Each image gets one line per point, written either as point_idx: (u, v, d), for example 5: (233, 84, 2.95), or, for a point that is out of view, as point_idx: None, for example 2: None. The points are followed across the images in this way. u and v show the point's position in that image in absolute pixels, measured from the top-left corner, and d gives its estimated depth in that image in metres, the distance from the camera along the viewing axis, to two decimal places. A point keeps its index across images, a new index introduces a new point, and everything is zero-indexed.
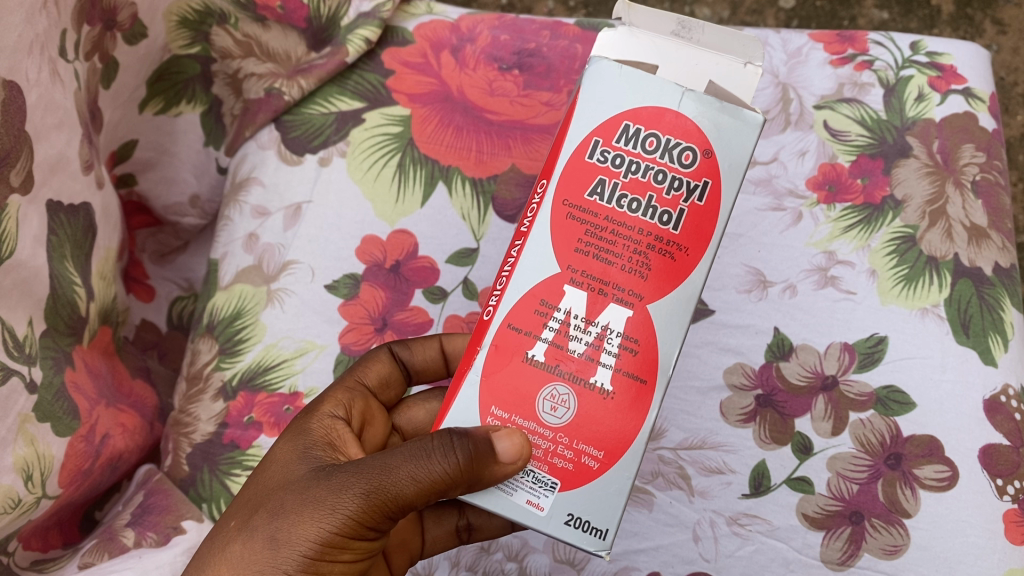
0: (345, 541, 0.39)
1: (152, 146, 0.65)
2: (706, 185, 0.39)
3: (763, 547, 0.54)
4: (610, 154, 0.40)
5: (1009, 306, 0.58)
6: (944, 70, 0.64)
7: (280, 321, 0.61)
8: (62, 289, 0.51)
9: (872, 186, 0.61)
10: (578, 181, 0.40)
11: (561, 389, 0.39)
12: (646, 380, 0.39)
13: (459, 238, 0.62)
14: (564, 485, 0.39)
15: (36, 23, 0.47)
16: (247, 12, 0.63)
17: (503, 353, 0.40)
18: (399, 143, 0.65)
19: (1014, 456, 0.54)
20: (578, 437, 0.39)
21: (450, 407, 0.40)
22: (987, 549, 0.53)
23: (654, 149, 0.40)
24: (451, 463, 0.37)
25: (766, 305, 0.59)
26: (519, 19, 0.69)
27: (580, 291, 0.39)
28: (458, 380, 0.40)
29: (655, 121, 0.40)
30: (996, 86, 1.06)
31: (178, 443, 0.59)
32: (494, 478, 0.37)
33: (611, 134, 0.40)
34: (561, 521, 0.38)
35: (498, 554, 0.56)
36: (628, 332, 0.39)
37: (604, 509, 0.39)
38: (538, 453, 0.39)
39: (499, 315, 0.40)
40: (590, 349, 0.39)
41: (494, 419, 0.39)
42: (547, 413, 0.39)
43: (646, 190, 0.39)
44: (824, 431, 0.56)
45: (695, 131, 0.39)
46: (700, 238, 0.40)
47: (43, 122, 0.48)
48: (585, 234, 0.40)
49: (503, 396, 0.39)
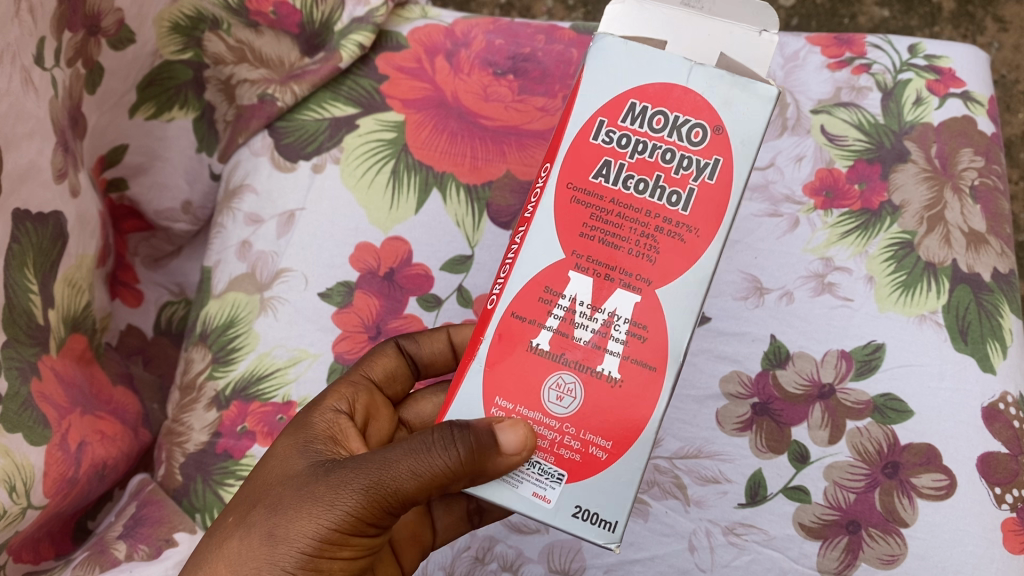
0: (345, 537, 0.38)
1: (143, 151, 0.65)
2: (716, 162, 0.39)
3: (759, 557, 0.54)
4: (615, 134, 0.40)
5: (1008, 312, 0.58)
6: (943, 73, 0.64)
7: (273, 330, 0.60)
8: (17, 298, 0.50)
9: (870, 192, 0.60)
10: (583, 163, 0.40)
11: (566, 377, 0.39)
12: (656, 367, 0.38)
13: (453, 245, 0.62)
14: (571, 476, 0.38)
15: (7, 31, 0.47)
16: (240, 17, 0.63)
17: (507, 343, 0.39)
18: (393, 149, 0.64)
19: (1012, 464, 0.54)
20: (586, 426, 0.38)
21: (453, 398, 0.39)
22: (986, 558, 0.52)
23: (663, 127, 0.39)
24: (452, 456, 0.37)
25: (763, 312, 0.58)
26: (514, 24, 0.68)
27: (586, 276, 0.39)
28: (461, 370, 0.40)
29: (663, 97, 0.39)
30: (998, 84, 1.05)
31: (172, 452, 0.59)
32: (494, 470, 0.36)
33: (617, 113, 0.40)
34: (570, 514, 0.38)
35: (493, 564, 0.55)
36: (635, 317, 0.38)
37: (613, 501, 0.38)
38: (544, 444, 0.38)
39: (503, 303, 0.40)
40: (597, 336, 0.39)
41: (498, 410, 0.39)
42: (553, 403, 0.38)
43: (654, 169, 0.39)
44: (820, 440, 0.56)
45: (705, 105, 0.39)
46: (712, 219, 0.39)
47: (13, 131, 0.48)
48: (590, 218, 0.39)
49: (508, 386, 0.39)
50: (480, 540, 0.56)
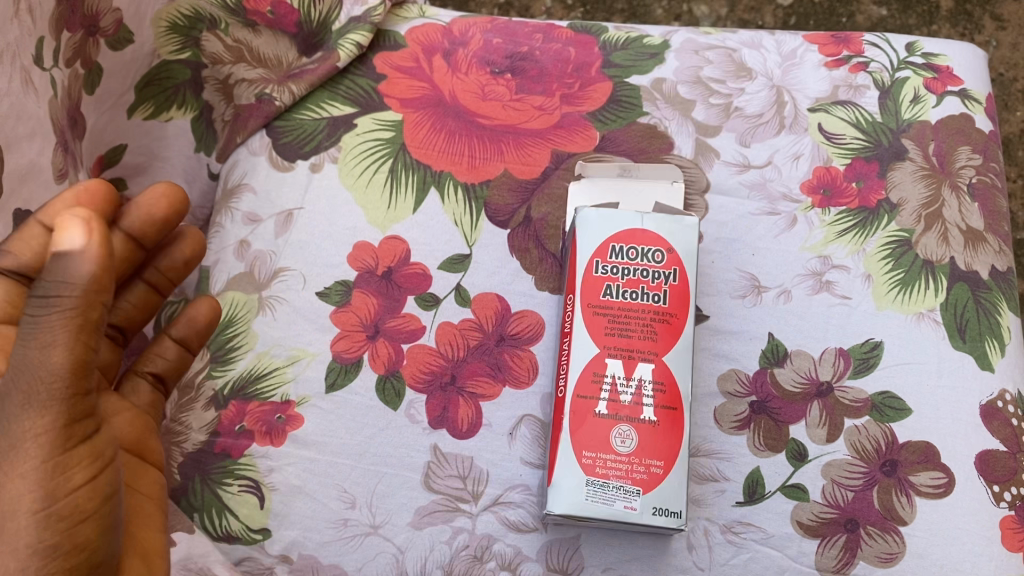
0: (62, 432, 0.39)
1: (142, 151, 0.64)
2: (676, 271, 0.55)
3: (757, 555, 0.54)
4: (608, 266, 0.55)
5: (1007, 310, 0.58)
6: (941, 71, 0.64)
7: (271, 329, 0.60)
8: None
9: (868, 190, 0.60)
10: (592, 290, 0.55)
11: (624, 427, 0.52)
12: (675, 407, 0.53)
13: (451, 244, 0.62)
14: (645, 487, 0.51)
15: (6, 31, 0.47)
16: (237, 17, 0.63)
17: (579, 415, 0.53)
18: (391, 148, 0.64)
19: (1011, 462, 0.54)
20: (645, 454, 0.52)
21: (555, 462, 0.52)
22: (985, 556, 0.52)
23: (637, 256, 0.55)
24: (51, 307, 0.38)
25: (760, 310, 0.58)
26: (511, 23, 0.68)
27: (616, 360, 0.53)
28: (556, 442, 0.53)
29: (631, 237, 0.55)
30: (996, 82, 1.05)
31: (170, 453, 0.58)
32: (74, 274, 0.38)
33: (606, 252, 0.55)
34: (651, 513, 0.51)
35: (492, 563, 0.55)
36: (656, 378, 0.53)
37: (677, 496, 0.52)
38: (621, 472, 0.51)
39: (569, 389, 0.53)
40: (635, 397, 0.53)
41: (589, 459, 0.52)
42: (619, 445, 0.52)
43: (639, 284, 0.55)
44: (818, 438, 0.56)
45: (661, 238, 0.55)
46: (684, 305, 0.54)
47: (13, 131, 0.48)
48: (607, 323, 0.54)
49: (592, 441, 0.52)
50: (479, 539, 0.56)
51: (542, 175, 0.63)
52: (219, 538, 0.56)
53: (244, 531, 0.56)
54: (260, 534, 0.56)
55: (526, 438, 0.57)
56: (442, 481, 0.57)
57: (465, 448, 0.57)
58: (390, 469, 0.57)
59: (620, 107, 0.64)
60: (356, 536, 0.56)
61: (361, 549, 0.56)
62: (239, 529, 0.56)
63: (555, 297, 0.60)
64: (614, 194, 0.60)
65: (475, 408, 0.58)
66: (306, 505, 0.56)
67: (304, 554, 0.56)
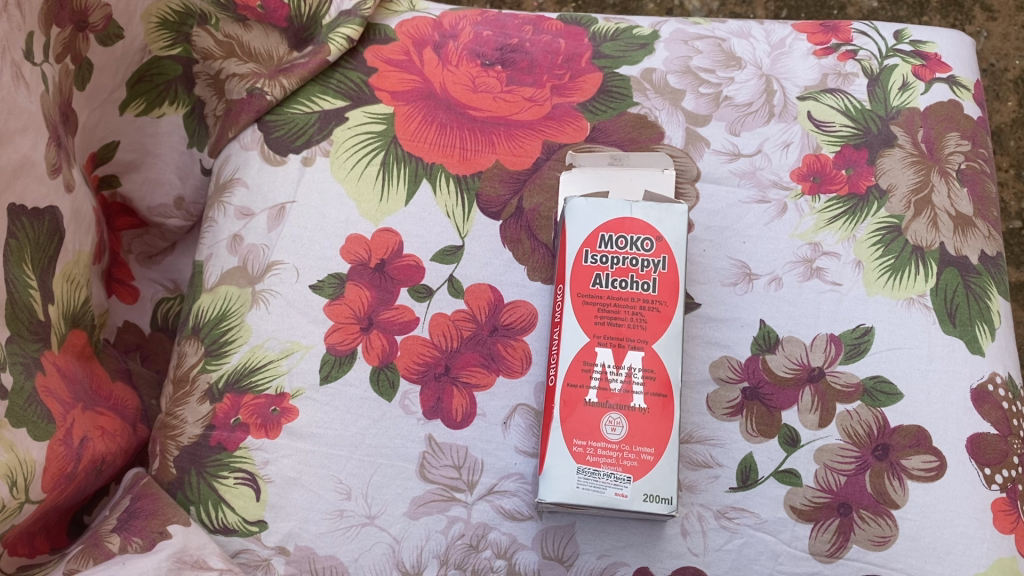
0: None
1: (134, 147, 0.65)
2: (664, 259, 0.55)
3: (751, 540, 0.54)
4: (596, 256, 0.55)
5: (995, 295, 0.58)
6: (929, 59, 0.65)
7: (266, 322, 0.60)
8: (18, 293, 0.50)
9: (857, 176, 0.61)
10: (581, 279, 0.55)
11: (615, 416, 0.52)
12: (666, 395, 0.53)
13: (443, 236, 0.62)
14: (636, 475, 0.52)
15: None
16: (227, 11, 0.63)
17: (570, 403, 0.53)
18: (383, 141, 0.64)
19: (1002, 444, 0.55)
20: (635, 442, 0.52)
21: (546, 450, 0.53)
22: (976, 538, 0.53)
23: (625, 245, 0.55)
24: None
25: (752, 297, 0.59)
26: (502, 15, 0.69)
27: (606, 348, 0.54)
28: (547, 429, 0.53)
29: (620, 227, 0.56)
30: (986, 73, 1.06)
31: (166, 446, 0.59)
32: None
33: (595, 242, 0.56)
34: (642, 499, 0.51)
35: (487, 551, 0.56)
36: (646, 366, 0.53)
37: (668, 482, 0.52)
38: (612, 459, 0.52)
39: (560, 378, 0.54)
40: (625, 384, 0.53)
41: (578, 447, 0.52)
42: (609, 432, 0.52)
43: (629, 272, 0.55)
44: (810, 423, 0.56)
45: (648, 226, 0.56)
46: (673, 293, 0.55)
47: (6, 126, 0.48)
48: (597, 312, 0.54)
49: (582, 429, 0.52)
50: (474, 528, 0.56)
51: (534, 166, 0.63)
52: (216, 530, 0.57)
53: (240, 523, 0.57)
54: (256, 526, 0.56)
55: (520, 427, 0.58)
56: (436, 471, 0.57)
57: (459, 437, 0.57)
58: (385, 460, 0.57)
59: (610, 97, 0.64)
60: (352, 527, 0.56)
61: (357, 540, 0.56)
62: (236, 522, 0.57)
63: (548, 288, 0.61)
64: (605, 184, 0.60)
65: (469, 398, 0.58)
66: (302, 497, 0.57)
67: (300, 545, 0.56)
